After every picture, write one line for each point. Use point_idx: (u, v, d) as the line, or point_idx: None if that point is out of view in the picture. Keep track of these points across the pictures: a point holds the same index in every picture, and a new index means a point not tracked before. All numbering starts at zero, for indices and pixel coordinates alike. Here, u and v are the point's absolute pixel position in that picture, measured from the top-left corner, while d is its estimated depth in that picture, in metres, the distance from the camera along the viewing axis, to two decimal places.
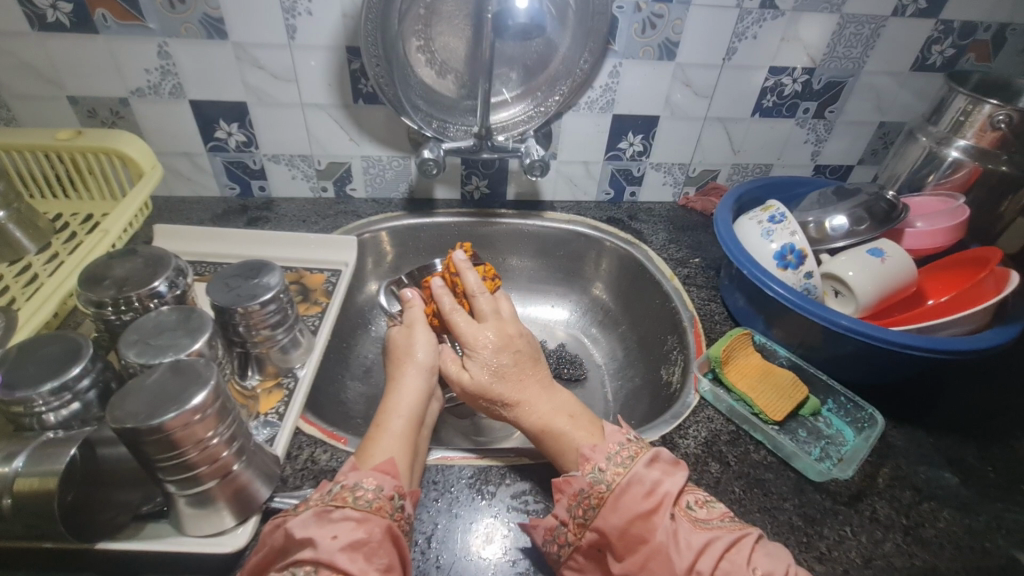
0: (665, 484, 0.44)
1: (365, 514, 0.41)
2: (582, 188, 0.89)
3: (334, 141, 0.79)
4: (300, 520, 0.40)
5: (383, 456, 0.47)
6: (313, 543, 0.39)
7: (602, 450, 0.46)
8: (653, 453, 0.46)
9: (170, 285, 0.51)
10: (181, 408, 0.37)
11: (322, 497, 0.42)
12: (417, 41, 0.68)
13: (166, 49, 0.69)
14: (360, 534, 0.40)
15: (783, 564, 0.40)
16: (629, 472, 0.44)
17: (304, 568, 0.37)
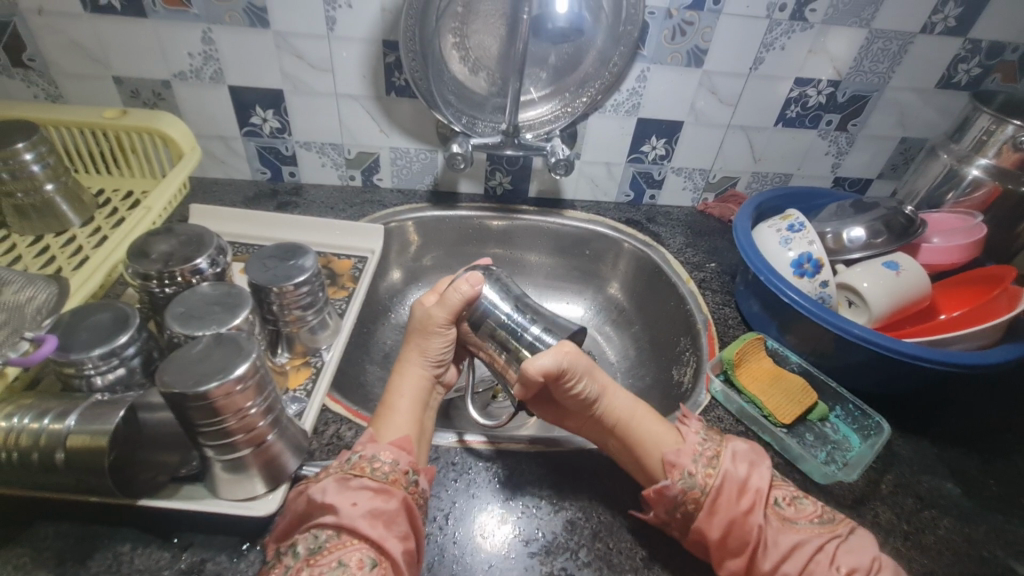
0: (752, 481, 0.47)
1: (383, 485, 0.44)
2: (603, 188, 0.90)
3: (365, 131, 0.81)
4: (321, 486, 0.44)
5: (396, 433, 0.50)
6: (335, 509, 0.42)
7: (687, 454, 0.49)
8: (736, 446, 0.49)
9: (211, 262, 0.54)
10: (225, 377, 0.40)
11: (343, 465, 0.46)
12: (453, 38, 0.70)
13: (210, 34, 0.71)
14: (378, 504, 0.43)
15: (864, 558, 0.43)
16: (719, 474, 0.47)
17: (326, 533, 0.41)
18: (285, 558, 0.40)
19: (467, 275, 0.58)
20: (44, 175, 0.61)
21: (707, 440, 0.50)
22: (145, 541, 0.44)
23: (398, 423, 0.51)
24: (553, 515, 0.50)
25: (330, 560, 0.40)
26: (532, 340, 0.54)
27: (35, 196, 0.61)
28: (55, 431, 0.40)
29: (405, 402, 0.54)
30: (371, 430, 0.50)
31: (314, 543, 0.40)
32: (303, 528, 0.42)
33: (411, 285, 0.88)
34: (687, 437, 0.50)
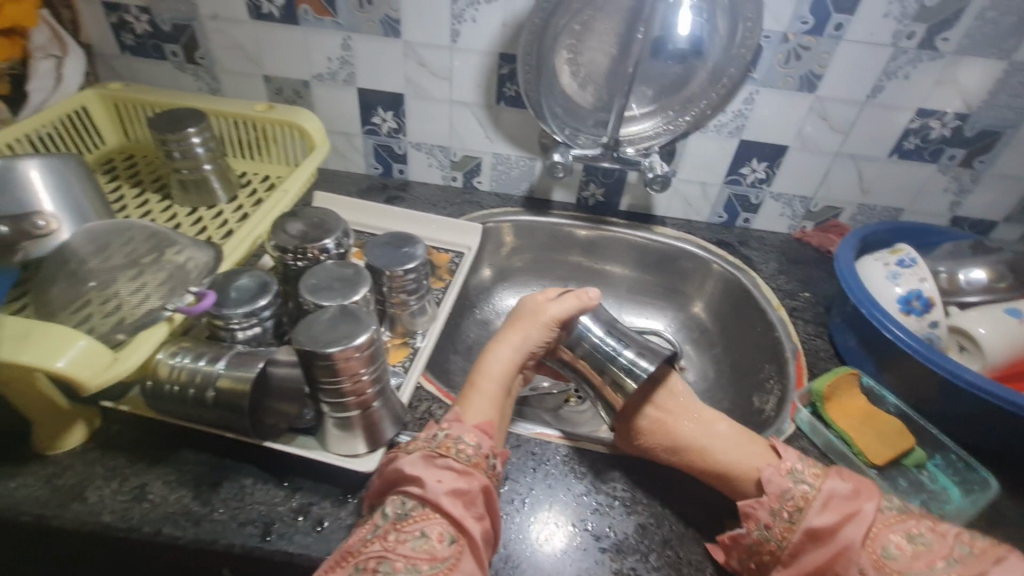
0: (844, 530, 0.46)
1: (465, 468, 0.47)
2: (695, 208, 0.90)
3: (472, 136, 0.87)
4: (409, 459, 0.48)
5: (479, 416, 0.53)
6: (421, 482, 0.46)
7: (765, 507, 0.49)
8: (833, 489, 0.49)
9: (336, 243, 0.60)
10: (348, 343, 0.45)
11: (429, 443, 0.49)
12: (566, 54, 0.73)
13: (349, 42, 0.79)
14: (461, 484, 0.46)
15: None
16: (799, 529, 0.48)
17: (412, 503, 0.45)
18: (375, 517, 0.45)
19: (584, 291, 0.65)
20: (205, 156, 0.71)
21: (800, 482, 0.50)
22: (263, 478, 0.50)
23: (482, 407, 0.54)
24: (627, 516, 0.51)
25: (415, 526, 0.43)
26: (629, 360, 0.60)
27: (196, 174, 0.71)
28: (208, 371, 0.48)
29: (492, 389, 0.57)
30: (460, 407, 0.54)
31: (401, 510, 0.44)
32: (391, 492, 0.46)
33: (498, 284, 0.92)
34: (774, 479, 0.51)
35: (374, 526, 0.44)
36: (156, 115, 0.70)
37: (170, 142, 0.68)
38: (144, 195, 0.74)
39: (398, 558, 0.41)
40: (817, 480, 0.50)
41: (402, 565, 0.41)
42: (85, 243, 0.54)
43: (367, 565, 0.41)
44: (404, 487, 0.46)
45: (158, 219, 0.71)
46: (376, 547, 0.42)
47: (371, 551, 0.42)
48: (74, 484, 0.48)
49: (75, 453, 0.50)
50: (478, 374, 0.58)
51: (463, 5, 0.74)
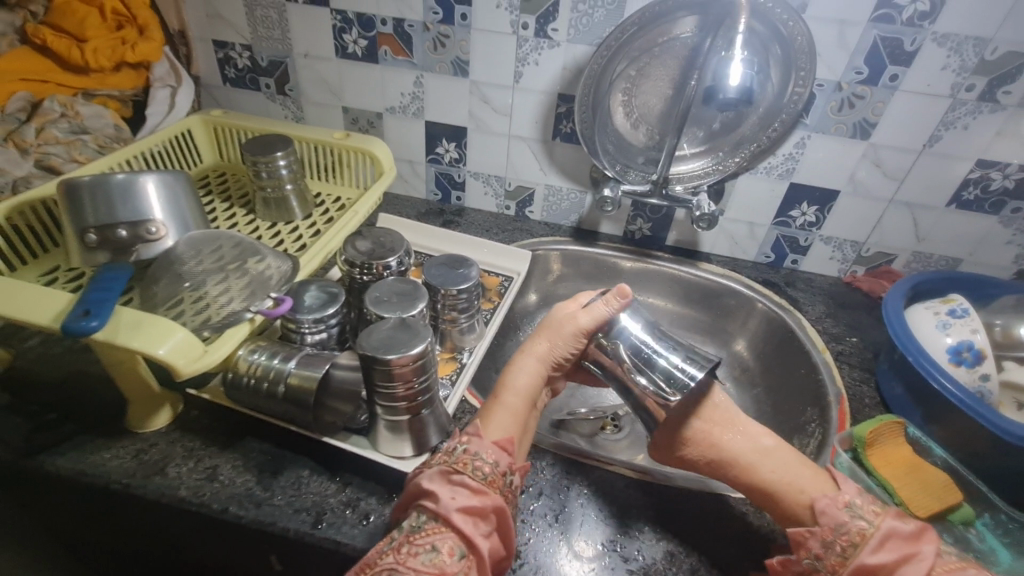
0: (900, 572, 0.45)
1: (480, 486, 0.47)
2: (742, 246, 0.92)
3: (527, 168, 0.92)
4: (428, 473, 0.49)
5: (500, 432, 0.54)
6: (435, 498, 0.47)
7: (818, 537, 0.48)
8: (890, 527, 0.47)
9: (399, 261, 0.66)
10: (404, 352, 0.50)
11: (449, 458, 0.50)
12: (621, 96, 0.77)
13: (421, 80, 0.87)
14: (474, 502, 0.46)
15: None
16: (851, 564, 0.46)
17: (426, 517, 0.46)
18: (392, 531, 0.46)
19: (613, 291, 0.64)
20: (288, 177, 0.79)
21: (857, 518, 0.48)
22: (318, 471, 0.55)
23: (503, 422, 0.55)
24: (656, 542, 0.53)
25: (427, 540, 0.44)
26: (669, 364, 0.56)
27: (278, 192, 0.79)
28: (279, 369, 0.53)
29: (513, 400, 0.58)
30: (480, 421, 0.55)
31: (416, 523, 0.46)
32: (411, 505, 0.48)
33: (542, 309, 0.96)
34: (830, 508, 0.49)
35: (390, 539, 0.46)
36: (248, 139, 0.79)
37: (260, 163, 0.76)
38: (231, 209, 0.83)
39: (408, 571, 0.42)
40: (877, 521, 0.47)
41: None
42: (186, 249, 0.61)
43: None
44: (422, 500, 0.47)
45: (242, 231, 0.79)
46: (388, 561, 0.43)
47: (385, 563, 0.43)
48: (157, 460, 0.54)
49: (160, 433, 0.57)
50: (502, 388, 0.60)
51: (527, 50, 0.80)
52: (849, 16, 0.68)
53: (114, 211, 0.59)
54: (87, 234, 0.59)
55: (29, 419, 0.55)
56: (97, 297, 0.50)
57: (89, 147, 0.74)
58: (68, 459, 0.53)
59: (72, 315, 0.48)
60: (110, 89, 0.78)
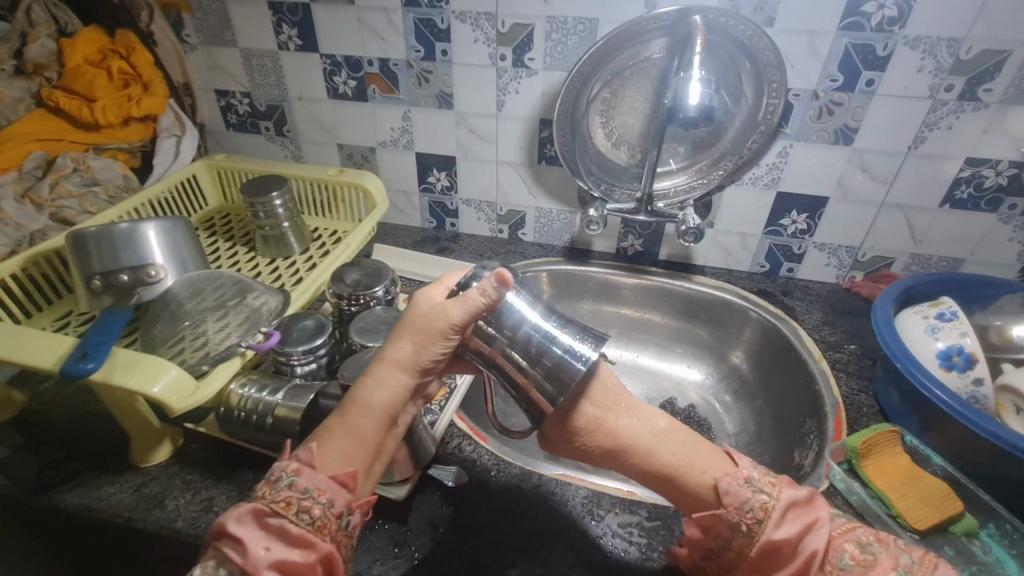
0: (805, 542, 0.44)
1: (303, 533, 0.41)
2: (736, 257, 0.91)
3: (516, 192, 0.94)
4: (236, 516, 0.42)
5: (338, 464, 0.45)
6: (243, 550, 0.40)
7: (726, 518, 0.46)
8: (787, 497, 0.46)
9: (385, 291, 0.68)
10: None
11: (268, 492, 0.43)
12: (599, 118, 0.79)
13: (409, 114, 0.91)
14: (292, 553, 0.41)
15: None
16: (760, 541, 0.45)
17: (230, 570, 0.40)
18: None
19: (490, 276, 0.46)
20: (284, 215, 0.83)
21: (757, 493, 0.47)
22: None
23: (347, 452, 0.46)
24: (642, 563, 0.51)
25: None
26: (562, 354, 0.47)
27: (276, 230, 0.83)
28: (268, 401, 0.56)
29: (365, 420, 0.47)
30: (316, 445, 0.46)
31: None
32: (210, 545, 0.42)
33: None
34: (733, 492, 0.47)
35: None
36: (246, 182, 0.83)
37: (257, 204, 0.80)
38: (234, 249, 0.87)
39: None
40: (773, 488, 0.47)
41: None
42: (183, 292, 0.64)
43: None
44: (226, 548, 0.41)
45: (243, 269, 0.83)
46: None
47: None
48: (157, 493, 0.56)
49: (161, 466, 0.59)
50: (348, 404, 0.48)
51: (507, 79, 0.83)
52: (817, 27, 0.69)
53: (118, 258, 0.63)
54: (92, 280, 0.63)
55: (41, 458, 0.58)
56: (96, 340, 0.53)
57: (100, 198, 0.79)
58: (74, 495, 0.55)
59: (71, 358, 0.51)
60: (119, 142, 0.84)
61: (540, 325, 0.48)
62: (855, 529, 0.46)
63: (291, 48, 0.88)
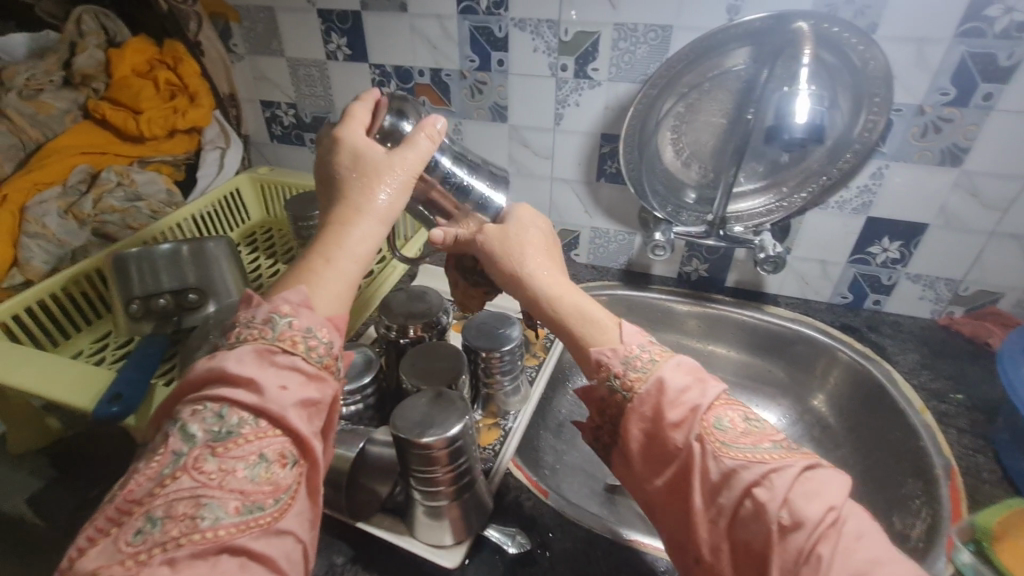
0: (689, 394, 0.40)
1: (318, 371, 0.35)
2: (814, 286, 0.83)
3: (571, 211, 0.88)
4: (235, 355, 0.33)
5: (331, 303, 0.38)
6: (256, 389, 0.32)
7: (619, 355, 0.42)
8: (680, 358, 0.42)
9: (437, 321, 0.61)
10: (440, 433, 0.45)
11: (262, 332, 0.34)
12: (670, 134, 0.72)
13: (460, 127, 0.86)
14: (311, 394, 0.34)
15: (817, 511, 0.33)
16: (649, 380, 0.41)
17: (236, 415, 0.32)
18: (174, 441, 0.31)
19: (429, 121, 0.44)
20: None
21: (655, 344, 0.43)
22: (354, 558, 0.51)
23: (338, 294, 0.38)
24: None
25: (245, 449, 0.31)
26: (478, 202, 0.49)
27: None
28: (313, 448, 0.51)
29: (355, 269, 0.39)
30: (305, 290, 0.37)
31: (221, 428, 0.31)
32: (192, 398, 0.33)
33: None
34: (632, 333, 0.43)
35: (177, 453, 0.31)
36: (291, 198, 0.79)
37: (301, 223, 0.76)
38: (275, 265, 0.83)
39: (222, 501, 0.30)
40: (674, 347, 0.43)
41: (232, 502, 0.30)
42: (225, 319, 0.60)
43: (173, 511, 0.29)
44: (222, 392, 0.32)
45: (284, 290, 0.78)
46: (189, 485, 0.30)
47: (180, 487, 0.30)
48: None
49: None
50: (326, 247, 0.39)
51: (567, 91, 0.77)
52: (928, 34, 0.61)
53: (159, 280, 0.60)
54: (131, 304, 0.59)
55: (73, 495, 0.55)
56: (128, 379, 0.49)
57: (143, 213, 0.75)
58: None
59: (102, 401, 0.47)
60: (163, 155, 0.81)
61: (450, 169, 0.48)
62: (740, 404, 0.40)
63: (339, 57, 0.84)
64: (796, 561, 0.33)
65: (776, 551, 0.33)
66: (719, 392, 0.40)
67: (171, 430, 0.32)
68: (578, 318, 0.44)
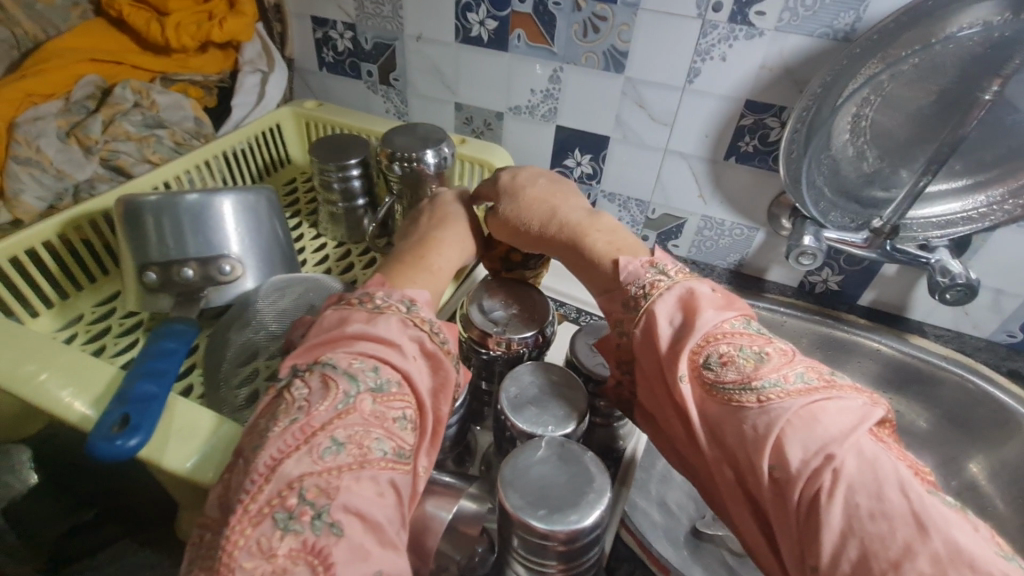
0: (683, 330, 0.36)
1: (440, 351, 0.36)
2: (974, 319, 0.67)
3: (682, 194, 0.72)
4: (380, 322, 0.35)
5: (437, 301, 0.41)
6: (397, 350, 0.34)
7: (619, 300, 0.41)
8: (682, 290, 0.38)
9: (540, 335, 0.46)
10: (578, 519, 0.32)
11: (398, 307, 0.36)
12: (852, 109, 0.55)
13: (560, 74, 0.68)
14: (434, 369, 0.35)
15: (804, 459, 0.29)
16: (641, 316, 0.38)
17: (389, 372, 0.32)
18: (342, 383, 0.31)
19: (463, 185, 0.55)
20: (360, 189, 0.62)
21: (658, 275, 0.40)
22: None
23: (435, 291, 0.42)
24: None
25: (391, 406, 0.32)
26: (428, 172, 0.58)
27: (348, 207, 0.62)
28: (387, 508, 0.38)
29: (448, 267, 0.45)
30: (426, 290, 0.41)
31: (376, 381, 0.32)
32: (343, 350, 0.33)
33: None
34: (630, 268, 0.41)
35: (344, 394, 0.31)
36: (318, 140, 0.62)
37: (328, 173, 0.59)
38: (325, 241, 0.65)
39: (387, 437, 0.31)
40: (679, 276, 0.39)
41: (389, 449, 0.30)
42: (265, 315, 0.46)
43: (348, 441, 0.29)
44: (374, 350, 0.33)
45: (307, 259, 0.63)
46: (358, 421, 0.30)
47: (353, 423, 0.30)
48: None
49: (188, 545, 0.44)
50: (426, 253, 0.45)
51: (713, 40, 0.59)
52: None
53: (184, 245, 0.45)
54: (147, 272, 0.46)
55: None
56: (141, 394, 0.37)
57: (165, 145, 0.60)
58: None
59: (104, 425, 0.35)
60: (192, 73, 0.65)
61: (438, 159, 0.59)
62: (743, 335, 0.35)
63: None
64: (792, 513, 0.29)
65: (771, 499, 0.30)
66: (715, 325, 0.35)
67: (319, 376, 0.31)
68: (585, 258, 0.44)
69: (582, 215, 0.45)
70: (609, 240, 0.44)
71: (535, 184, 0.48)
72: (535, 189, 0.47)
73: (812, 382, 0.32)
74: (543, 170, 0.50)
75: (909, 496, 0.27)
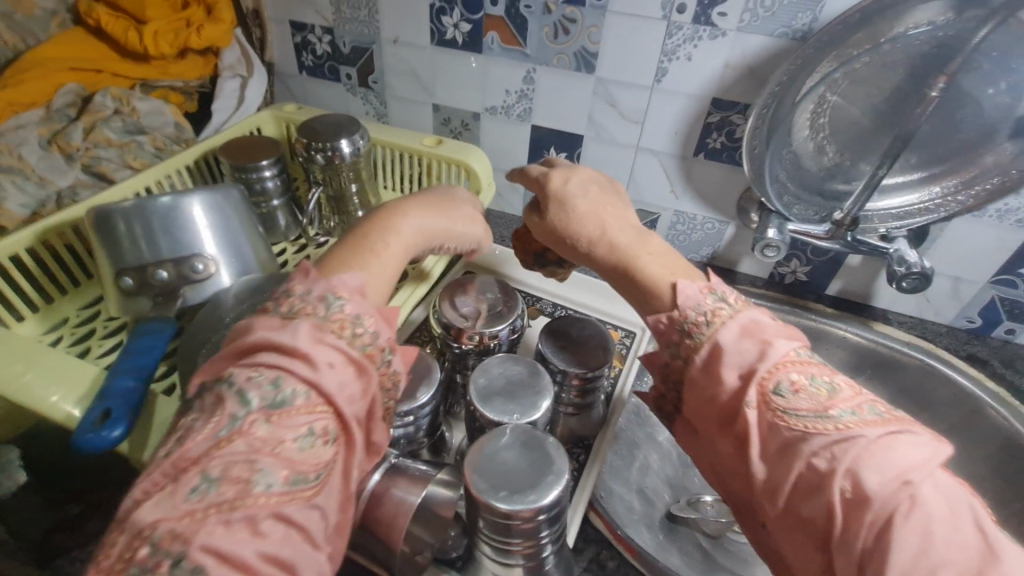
0: (756, 357, 0.33)
1: (360, 358, 0.31)
2: (935, 307, 0.70)
3: (654, 189, 0.74)
4: (286, 329, 0.30)
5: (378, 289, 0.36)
6: (304, 360, 0.29)
7: (671, 322, 0.37)
8: (752, 316, 0.35)
9: (510, 330, 0.48)
10: (534, 499, 0.34)
11: (313, 309, 0.31)
12: (812, 105, 0.57)
13: (533, 74, 0.70)
14: (351, 376, 0.30)
15: (879, 491, 0.26)
16: (704, 337, 0.35)
17: (292, 384, 0.28)
18: (230, 405, 0.27)
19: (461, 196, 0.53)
20: (275, 190, 0.64)
21: (719, 303, 0.36)
22: None
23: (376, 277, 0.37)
24: None
25: (284, 428, 0.27)
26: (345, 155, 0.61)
27: (263, 207, 0.64)
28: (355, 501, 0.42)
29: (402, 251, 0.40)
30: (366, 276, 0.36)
31: (275, 398, 0.27)
32: (243, 364, 0.29)
33: None
34: (688, 293, 0.37)
35: (231, 418, 0.27)
36: (229, 141, 0.63)
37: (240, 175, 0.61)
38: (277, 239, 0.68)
39: (275, 467, 0.26)
40: (742, 304, 0.36)
41: (280, 472, 0.26)
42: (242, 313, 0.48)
43: (224, 476, 0.25)
44: (276, 361, 0.28)
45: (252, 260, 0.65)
46: (239, 450, 0.26)
47: (230, 455, 0.25)
48: None
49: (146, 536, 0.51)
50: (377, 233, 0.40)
51: (679, 40, 0.61)
52: None
53: (157, 246, 0.47)
54: (124, 276, 0.47)
55: None
56: (120, 389, 0.39)
57: (146, 150, 0.62)
58: None
59: (86, 422, 0.37)
60: (172, 79, 0.67)
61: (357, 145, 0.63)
62: (812, 364, 0.32)
63: None
64: (858, 550, 0.26)
65: (837, 534, 0.27)
66: (786, 352, 0.32)
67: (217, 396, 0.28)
68: (637, 283, 0.39)
69: (639, 235, 0.41)
70: (662, 263, 0.39)
71: (596, 200, 0.43)
72: (591, 203, 0.43)
73: (884, 414, 0.30)
74: (596, 175, 0.46)
75: (982, 530, 0.26)
